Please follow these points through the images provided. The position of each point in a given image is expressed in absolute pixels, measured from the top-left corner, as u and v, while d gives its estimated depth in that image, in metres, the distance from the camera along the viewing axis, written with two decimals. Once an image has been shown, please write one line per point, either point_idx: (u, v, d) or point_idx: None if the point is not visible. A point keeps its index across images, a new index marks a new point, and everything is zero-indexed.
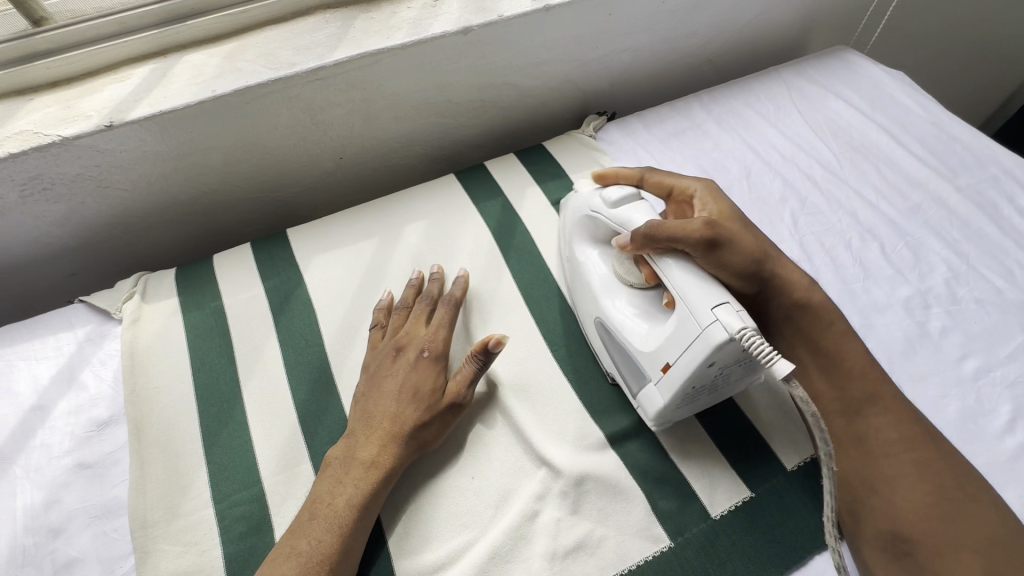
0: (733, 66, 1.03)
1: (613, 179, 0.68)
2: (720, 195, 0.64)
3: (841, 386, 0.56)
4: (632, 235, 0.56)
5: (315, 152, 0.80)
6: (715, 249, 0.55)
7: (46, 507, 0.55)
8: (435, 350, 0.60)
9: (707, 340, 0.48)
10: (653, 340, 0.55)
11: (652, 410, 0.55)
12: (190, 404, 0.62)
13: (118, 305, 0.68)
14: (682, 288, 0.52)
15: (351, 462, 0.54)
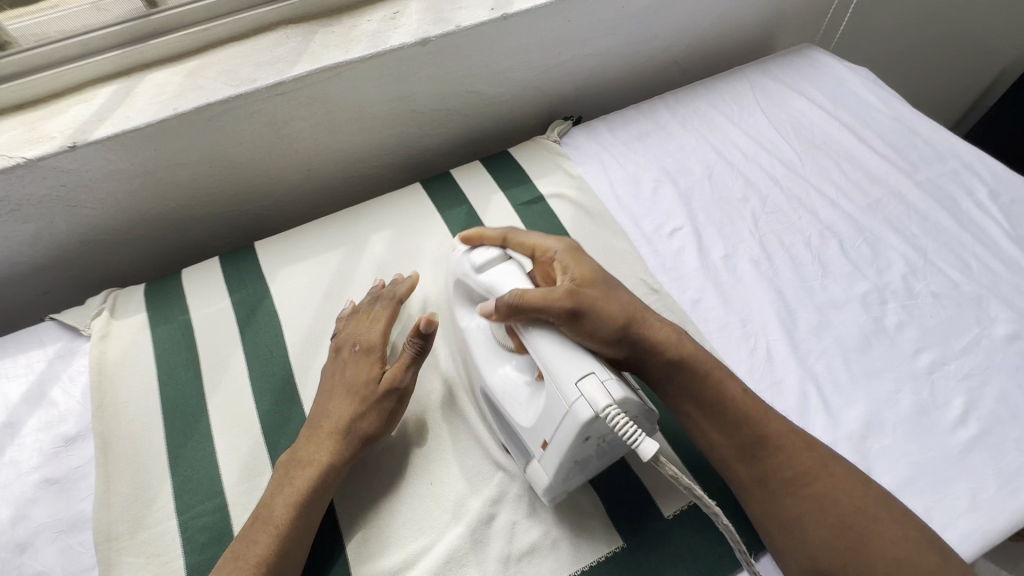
0: (700, 67, 1.04)
1: (478, 241, 0.61)
2: (582, 255, 0.59)
3: (730, 433, 0.54)
4: (497, 304, 0.53)
5: (282, 166, 0.81)
6: (577, 319, 0.53)
7: (14, 522, 0.56)
8: (367, 344, 0.61)
9: (574, 418, 0.46)
10: (531, 413, 0.52)
11: (540, 482, 0.52)
12: (156, 417, 0.63)
13: (87, 322, 0.70)
14: (548, 362, 0.49)
15: (292, 463, 0.54)
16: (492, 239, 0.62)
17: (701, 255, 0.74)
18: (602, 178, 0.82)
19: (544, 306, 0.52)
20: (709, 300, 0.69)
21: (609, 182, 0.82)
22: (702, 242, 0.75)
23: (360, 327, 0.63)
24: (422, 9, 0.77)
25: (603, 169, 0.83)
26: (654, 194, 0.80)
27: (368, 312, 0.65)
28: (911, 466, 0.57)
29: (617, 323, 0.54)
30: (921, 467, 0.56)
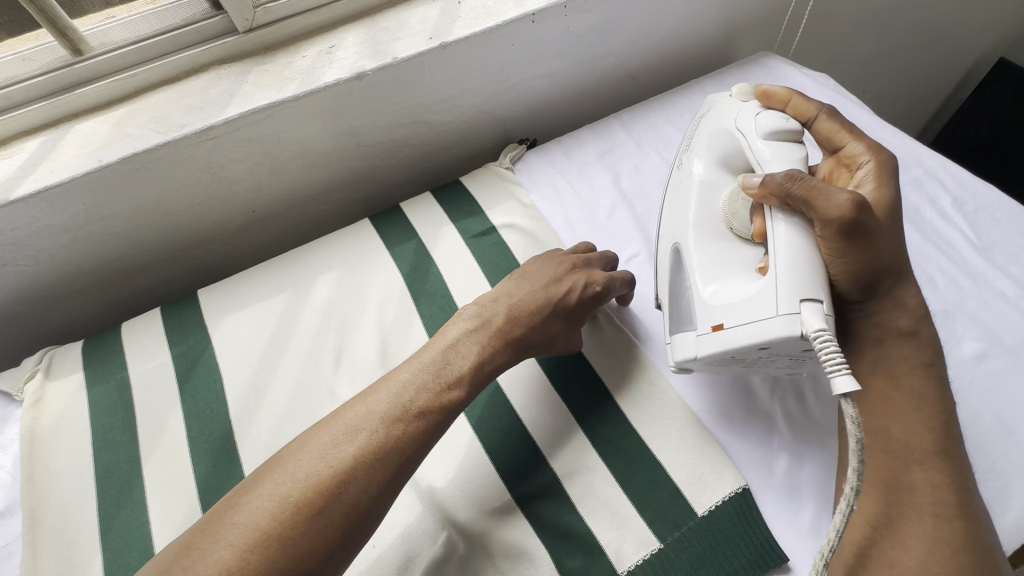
0: (658, 81, 1.01)
1: (777, 102, 0.65)
2: (887, 176, 0.56)
3: (921, 431, 0.49)
4: (765, 181, 0.53)
5: (224, 208, 0.79)
6: (847, 235, 0.49)
7: None
8: (565, 292, 0.61)
9: (775, 323, 0.48)
10: (724, 297, 0.54)
11: (682, 352, 0.58)
12: (88, 486, 0.60)
13: (19, 387, 0.67)
14: (787, 248, 0.50)
15: (420, 391, 0.51)
16: (780, 99, 0.65)
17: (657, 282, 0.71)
18: (555, 205, 0.80)
19: (790, 184, 0.51)
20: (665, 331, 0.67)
21: (563, 209, 0.79)
22: None
23: (559, 271, 0.63)
24: (359, 42, 0.75)
25: (557, 196, 0.81)
26: (609, 219, 0.78)
27: (569, 264, 0.64)
28: None
29: (853, 208, 0.49)
30: None
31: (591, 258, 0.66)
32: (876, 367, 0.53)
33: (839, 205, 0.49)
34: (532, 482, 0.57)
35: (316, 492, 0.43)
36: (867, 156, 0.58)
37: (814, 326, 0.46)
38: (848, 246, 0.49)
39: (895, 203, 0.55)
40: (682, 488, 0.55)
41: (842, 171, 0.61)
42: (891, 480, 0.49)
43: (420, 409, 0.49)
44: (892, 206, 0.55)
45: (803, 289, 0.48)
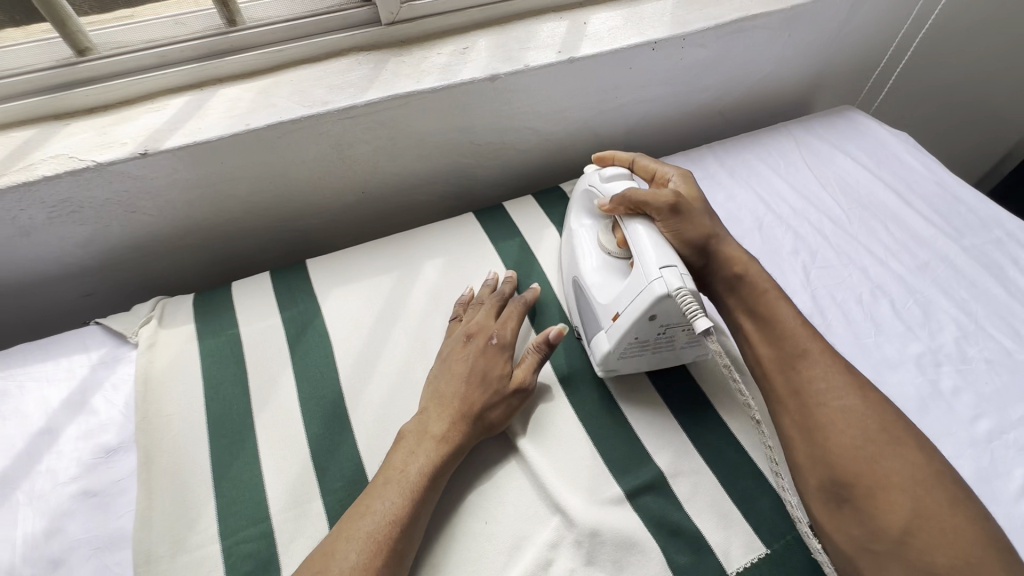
0: (745, 119, 1.06)
1: (610, 161, 0.76)
2: (694, 182, 0.70)
3: (776, 343, 0.57)
4: (614, 198, 0.63)
5: (338, 187, 0.82)
6: (677, 215, 0.62)
7: (48, 536, 0.54)
8: (504, 340, 0.65)
9: (650, 292, 0.55)
10: (611, 293, 0.62)
11: (597, 352, 0.63)
12: (200, 433, 0.61)
13: (135, 330, 0.69)
14: (640, 249, 0.59)
15: (403, 476, 0.54)
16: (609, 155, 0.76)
17: None
18: None
19: (629, 195, 0.62)
20: None
21: None
22: None
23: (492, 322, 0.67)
24: (491, 47, 0.80)
25: None
26: None
27: (492, 310, 0.69)
28: None
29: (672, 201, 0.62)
30: None
31: (492, 296, 0.70)
32: (742, 304, 0.61)
33: (663, 200, 0.62)
34: (639, 478, 0.58)
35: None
36: (674, 171, 0.71)
37: (675, 285, 0.53)
38: (676, 224, 0.62)
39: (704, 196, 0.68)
40: (786, 499, 0.57)
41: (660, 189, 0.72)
42: (791, 391, 0.54)
43: (413, 493, 0.53)
44: (699, 199, 0.68)
45: (663, 261, 0.56)
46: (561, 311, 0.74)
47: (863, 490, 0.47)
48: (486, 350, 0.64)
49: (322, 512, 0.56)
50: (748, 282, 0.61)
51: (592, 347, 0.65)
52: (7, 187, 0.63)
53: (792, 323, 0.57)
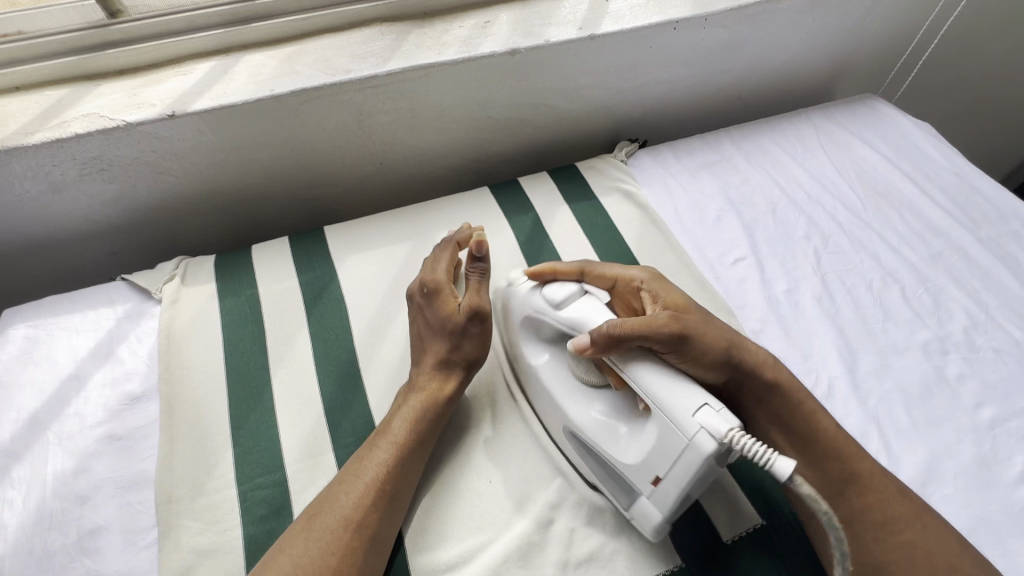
0: (765, 105, 1.05)
1: (552, 275, 0.62)
2: (666, 283, 0.62)
3: (821, 467, 0.55)
4: (594, 337, 0.51)
5: (357, 156, 0.83)
6: (682, 344, 0.54)
7: (76, 474, 0.57)
8: (434, 282, 0.64)
9: (696, 450, 0.46)
10: (634, 451, 0.51)
11: (648, 525, 0.51)
12: (219, 386, 0.64)
13: (159, 286, 0.71)
14: (659, 396, 0.49)
15: (385, 433, 0.56)
16: (548, 270, 0.62)
17: (764, 286, 0.74)
18: (666, 202, 0.83)
19: (617, 330, 0.51)
20: (771, 331, 0.70)
21: (674, 206, 0.83)
22: (765, 273, 0.76)
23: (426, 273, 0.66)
24: (512, 21, 0.80)
25: (668, 193, 0.85)
26: (718, 222, 0.81)
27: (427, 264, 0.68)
28: (971, 517, 0.56)
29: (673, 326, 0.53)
30: (983, 520, 0.56)
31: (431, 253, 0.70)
32: (773, 417, 0.58)
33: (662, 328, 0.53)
34: None
35: (343, 528, 0.50)
36: (641, 273, 0.62)
37: (721, 429, 0.45)
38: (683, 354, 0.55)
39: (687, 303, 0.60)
40: None
41: (631, 295, 0.63)
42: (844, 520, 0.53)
43: (398, 447, 0.55)
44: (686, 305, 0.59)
45: (691, 401, 0.47)
46: None
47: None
48: (422, 302, 0.64)
49: (334, 465, 0.59)
50: (782, 393, 0.57)
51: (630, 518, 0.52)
52: (42, 142, 0.65)
53: (834, 438, 0.55)
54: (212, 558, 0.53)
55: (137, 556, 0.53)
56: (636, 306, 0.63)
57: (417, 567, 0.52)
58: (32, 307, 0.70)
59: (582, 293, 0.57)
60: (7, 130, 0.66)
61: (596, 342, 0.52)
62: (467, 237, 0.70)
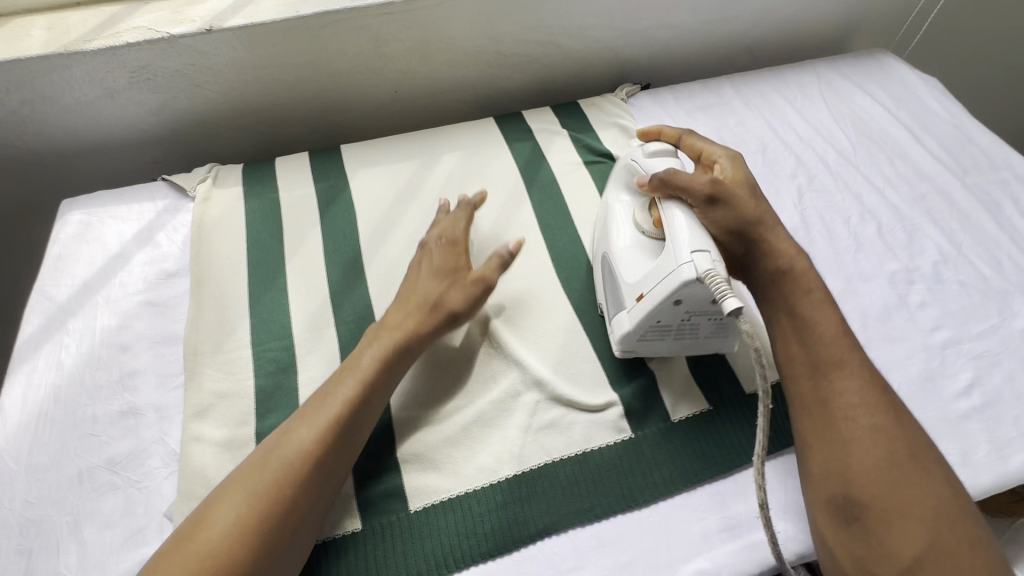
0: (773, 56, 1.07)
1: (656, 134, 0.71)
2: (741, 163, 0.66)
3: (809, 348, 0.56)
4: (651, 175, 0.61)
5: (374, 83, 0.90)
6: (713, 204, 0.59)
7: (120, 329, 0.67)
8: (451, 238, 0.67)
9: (677, 276, 0.54)
10: (636, 273, 0.61)
11: (618, 332, 0.61)
12: (241, 269, 0.73)
13: (194, 186, 0.80)
14: (676, 230, 0.57)
15: (383, 329, 0.61)
16: (656, 129, 0.71)
17: None
18: None
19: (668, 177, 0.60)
20: None
21: None
22: None
23: (444, 224, 0.69)
24: None
25: None
26: None
27: (446, 218, 0.70)
28: None
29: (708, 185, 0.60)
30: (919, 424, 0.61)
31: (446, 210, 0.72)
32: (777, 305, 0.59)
33: (699, 181, 0.59)
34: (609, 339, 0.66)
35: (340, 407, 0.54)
36: (722, 151, 0.66)
37: (705, 267, 0.53)
38: (710, 212, 0.59)
39: (746, 181, 0.64)
40: (737, 370, 0.64)
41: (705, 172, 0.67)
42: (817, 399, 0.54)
43: (393, 350, 0.59)
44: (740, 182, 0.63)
45: (696, 243, 0.55)
46: (560, 206, 0.79)
47: (875, 511, 0.49)
48: (434, 246, 0.66)
49: (335, 337, 0.67)
50: (795, 279, 0.59)
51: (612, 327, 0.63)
52: (98, 49, 0.74)
53: (832, 329, 0.57)
54: (228, 400, 0.62)
55: (168, 394, 0.63)
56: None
57: (397, 419, 0.60)
58: (86, 198, 0.80)
59: (672, 155, 0.66)
60: (70, 37, 0.75)
61: (652, 178, 0.61)
62: (480, 201, 0.71)
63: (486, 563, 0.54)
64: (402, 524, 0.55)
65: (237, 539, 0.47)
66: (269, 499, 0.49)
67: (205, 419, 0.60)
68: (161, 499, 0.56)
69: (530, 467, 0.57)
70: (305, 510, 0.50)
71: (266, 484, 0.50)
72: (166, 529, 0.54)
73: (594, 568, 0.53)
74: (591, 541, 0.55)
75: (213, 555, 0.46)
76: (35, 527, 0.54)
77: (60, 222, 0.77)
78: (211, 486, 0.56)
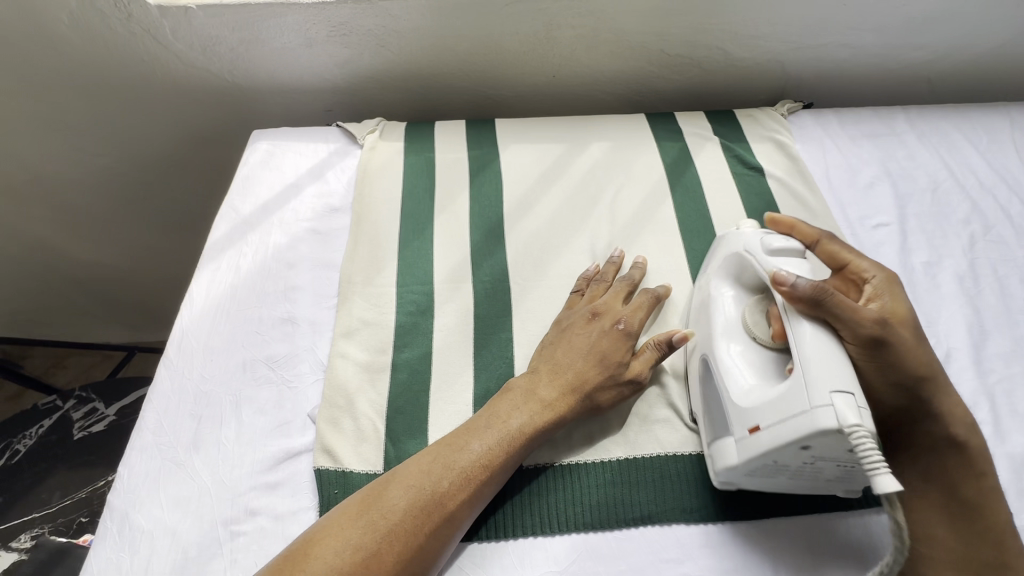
0: (957, 91, 0.98)
1: (789, 227, 0.62)
2: (900, 291, 0.55)
3: (967, 541, 0.49)
4: (797, 283, 0.49)
5: (536, 66, 0.94)
6: (878, 346, 0.49)
7: (288, 248, 0.76)
8: (630, 325, 0.62)
9: (812, 421, 0.45)
10: (754, 397, 0.51)
11: (721, 463, 0.54)
12: (394, 215, 0.79)
13: (363, 135, 0.88)
14: (809, 357, 0.47)
15: (595, 354, 0.59)
16: (785, 224, 0.62)
17: (902, 253, 0.73)
18: (818, 160, 0.84)
19: (823, 296, 0.48)
20: None
21: (825, 165, 0.83)
22: (907, 242, 0.74)
23: (619, 304, 0.64)
24: None
25: (822, 152, 0.85)
26: (869, 187, 0.81)
27: (623, 291, 0.66)
28: None
29: (876, 324, 0.48)
30: None
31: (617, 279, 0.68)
32: (925, 479, 0.51)
33: (865, 320, 0.48)
34: None
35: (542, 413, 0.56)
36: (875, 271, 0.55)
37: (850, 420, 0.43)
38: (871, 357, 0.49)
39: (910, 321, 0.53)
40: None
41: (851, 288, 0.57)
42: None
43: (599, 380, 0.58)
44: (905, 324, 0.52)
45: (838, 380, 0.45)
46: (703, 210, 0.78)
47: None
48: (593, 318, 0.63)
49: (470, 292, 0.71)
50: (956, 454, 0.51)
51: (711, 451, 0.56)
52: (311, 2, 0.84)
53: (998, 522, 0.49)
54: (371, 329, 0.68)
55: (322, 312, 0.70)
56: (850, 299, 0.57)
57: None
58: (273, 132, 0.90)
59: (800, 256, 0.56)
60: None
61: (796, 286, 0.49)
62: (663, 289, 0.67)
63: (585, 533, 0.55)
64: (513, 477, 0.57)
65: (402, 523, 0.49)
66: (465, 480, 0.52)
67: (351, 341, 0.67)
68: (307, 401, 0.63)
69: (643, 455, 0.58)
70: (460, 519, 0.51)
71: (471, 467, 0.52)
72: (308, 427, 0.61)
73: (694, 566, 0.53)
74: (695, 539, 0.54)
75: (382, 529, 0.48)
76: (205, 400, 0.63)
77: (250, 148, 0.88)
78: (350, 400, 0.62)
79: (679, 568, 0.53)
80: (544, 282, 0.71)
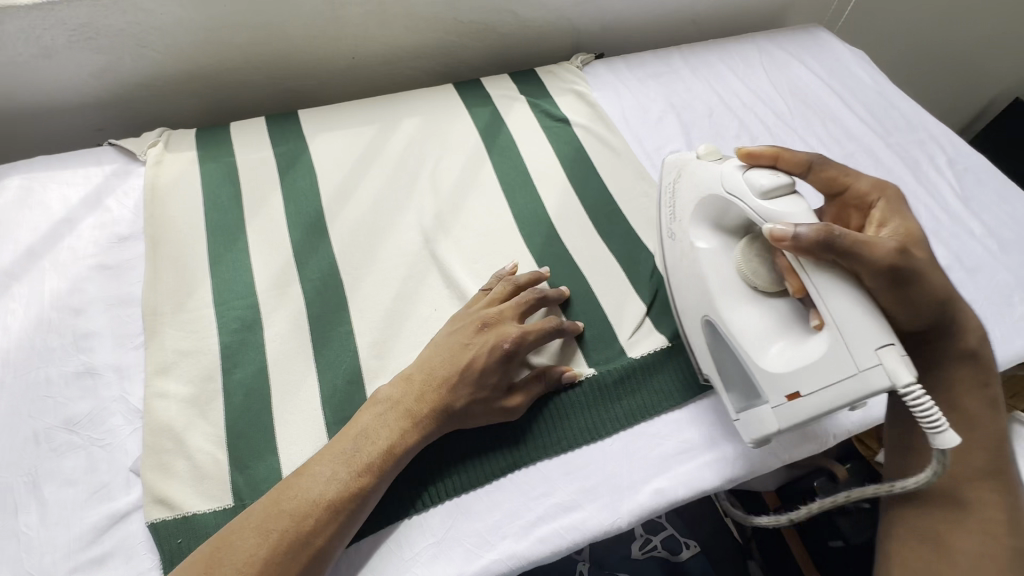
0: (718, 27, 1.12)
1: (761, 160, 0.57)
2: (904, 205, 0.56)
3: (966, 444, 0.52)
4: (801, 232, 0.47)
5: (330, 50, 0.89)
6: (895, 279, 0.48)
7: (71, 292, 0.65)
8: (516, 347, 0.58)
9: (864, 382, 0.46)
10: (787, 360, 0.51)
11: (754, 428, 0.54)
12: (198, 231, 0.71)
13: (144, 150, 0.77)
14: (845, 314, 0.47)
15: (469, 368, 0.57)
16: (767, 156, 0.57)
17: None
18: (614, 104, 0.91)
19: (835, 236, 0.46)
20: None
21: (620, 108, 0.91)
22: None
23: (509, 314, 0.61)
24: None
25: (616, 96, 0.92)
26: (659, 121, 0.89)
27: (519, 301, 0.62)
28: None
29: (893, 255, 0.47)
30: None
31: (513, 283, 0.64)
32: (940, 391, 0.54)
33: (883, 253, 0.47)
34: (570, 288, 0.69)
35: (408, 432, 0.54)
36: (874, 187, 0.56)
37: (903, 378, 0.45)
38: (889, 290, 0.49)
39: (919, 238, 0.54)
40: None
41: (851, 211, 0.58)
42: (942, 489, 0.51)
43: (473, 394, 0.56)
44: (915, 242, 0.53)
45: (876, 335, 0.46)
46: (521, 167, 0.81)
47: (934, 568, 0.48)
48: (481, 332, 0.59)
49: (299, 294, 0.67)
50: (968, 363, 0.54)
51: (739, 418, 0.56)
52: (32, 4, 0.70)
53: (982, 419, 0.52)
54: (191, 358, 0.61)
55: (127, 353, 0.61)
56: (853, 223, 0.58)
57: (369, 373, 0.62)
58: (25, 163, 0.76)
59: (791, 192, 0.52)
60: None
61: (798, 236, 0.47)
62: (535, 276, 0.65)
63: (457, 497, 0.56)
64: None
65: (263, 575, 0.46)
66: (325, 511, 0.49)
67: (169, 376, 0.59)
68: (126, 454, 0.55)
69: None
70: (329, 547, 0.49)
71: (331, 497, 0.49)
72: (133, 483, 0.54)
73: (561, 494, 0.56)
74: (559, 469, 0.58)
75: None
76: None
77: None
78: (179, 439, 0.56)
79: (547, 501, 0.56)
80: (377, 268, 0.69)
